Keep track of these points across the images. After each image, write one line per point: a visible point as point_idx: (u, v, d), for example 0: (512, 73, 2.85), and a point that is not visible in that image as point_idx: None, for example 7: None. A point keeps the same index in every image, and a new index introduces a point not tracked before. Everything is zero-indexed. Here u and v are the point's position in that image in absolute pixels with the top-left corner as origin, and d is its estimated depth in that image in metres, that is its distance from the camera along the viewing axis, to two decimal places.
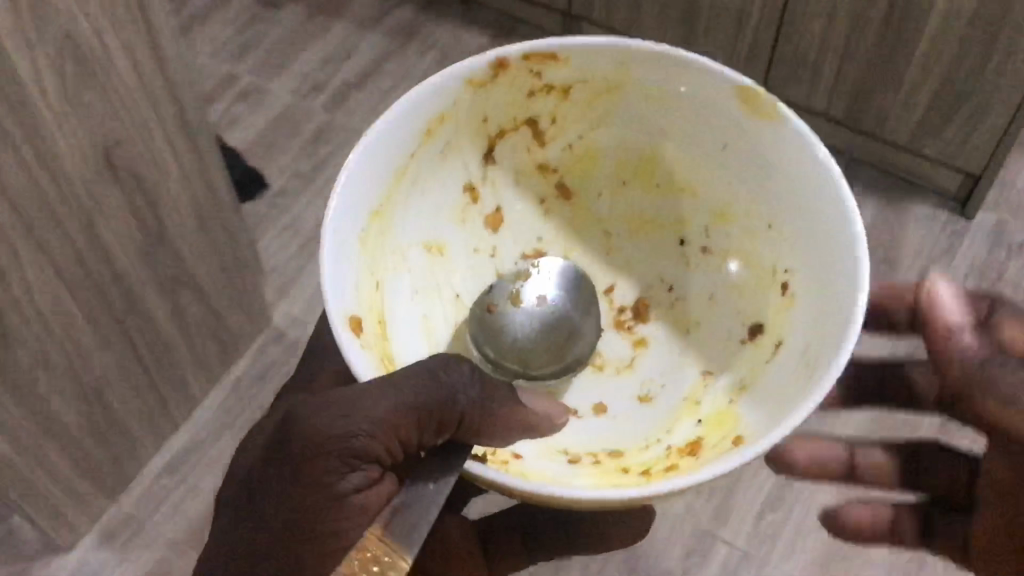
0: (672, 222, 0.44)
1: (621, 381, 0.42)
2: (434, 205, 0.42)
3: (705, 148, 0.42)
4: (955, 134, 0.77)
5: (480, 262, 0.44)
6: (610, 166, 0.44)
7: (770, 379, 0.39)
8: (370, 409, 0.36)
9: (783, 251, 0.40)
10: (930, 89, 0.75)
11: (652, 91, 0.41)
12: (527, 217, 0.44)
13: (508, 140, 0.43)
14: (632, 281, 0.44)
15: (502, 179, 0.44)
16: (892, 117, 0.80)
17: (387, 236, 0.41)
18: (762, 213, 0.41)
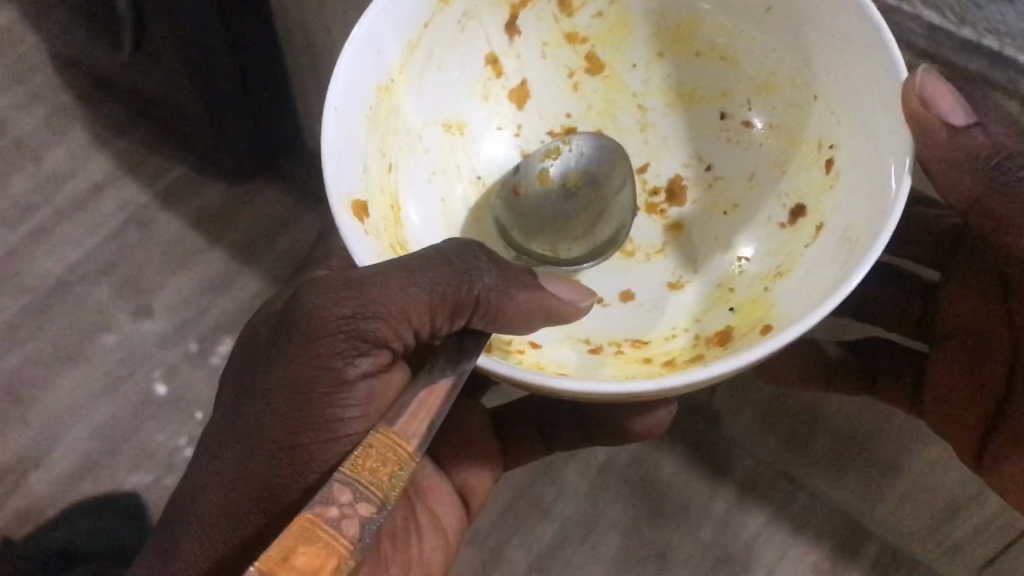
0: (713, 96, 0.41)
1: (653, 269, 0.40)
2: (452, 83, 0.40)
3: (743, 10, 0.38)
4: None
5: (504, 140, 0.42)
6: (646, 35, 0.41)
7: (808, 266, 0.35)
8: (385, 296, 0.30)
9: (828, 122, 0.37)
10: None
11: None
12: (554, 90, 0.42)
13: (533, 7, 0.40)
14: (665, 164, 0.42)
15: (529, 51, 0.41)
16: None
17: (399, 115, 0.39)
18: (807, 79, 0.37)
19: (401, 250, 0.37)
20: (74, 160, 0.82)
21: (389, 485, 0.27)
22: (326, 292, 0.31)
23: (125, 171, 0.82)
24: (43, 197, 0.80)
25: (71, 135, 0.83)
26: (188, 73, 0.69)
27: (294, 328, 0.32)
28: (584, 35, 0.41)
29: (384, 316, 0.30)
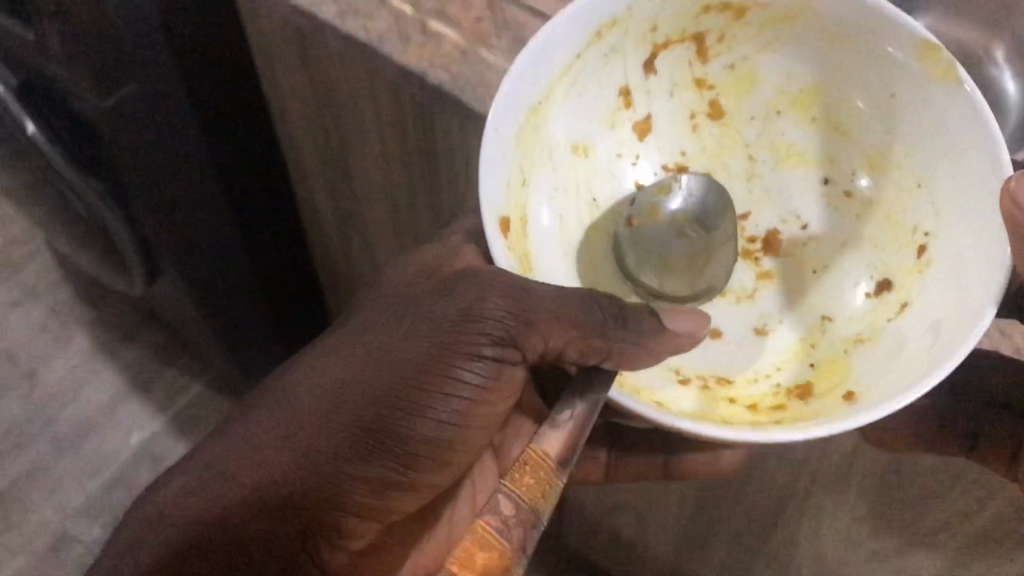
0: (819, 160, 0.45)
1: (740, 313, 0.44)
2: (588, 108, 0.43)
3: (865, 91, 0.42)
4: None
5: (620, 168, 0.45)
6: (770, 92, 0.44)
7: (893, 340, 0.39)
8: (542, 313, 0.33)
9: (926, 209, 0.40)
10: None
11: (829, 26, 0.41)
12: (674, 128, 0.45)
13: (672, 51, 0.43)
14: (765, 214, 0.45)
15: (659, 89, 0.45)
16: None
17: (540, 134, 0.41)
18: (916, 167, 0.41)
19: (526, 264, 0.40)
20: (74, 377, 0.97)
21: (540, 501, 0.31)
22: (497, 288, 0.34)
23: (127, 394, 0.97)
24: (38, 429, 0.94)
25: (74, 343, 0.99)
26: (182, 253, 0.65)
27: (463, 289, 0.35)
28: (712, 83, 0.45)
29: (527, 327, 0.33)
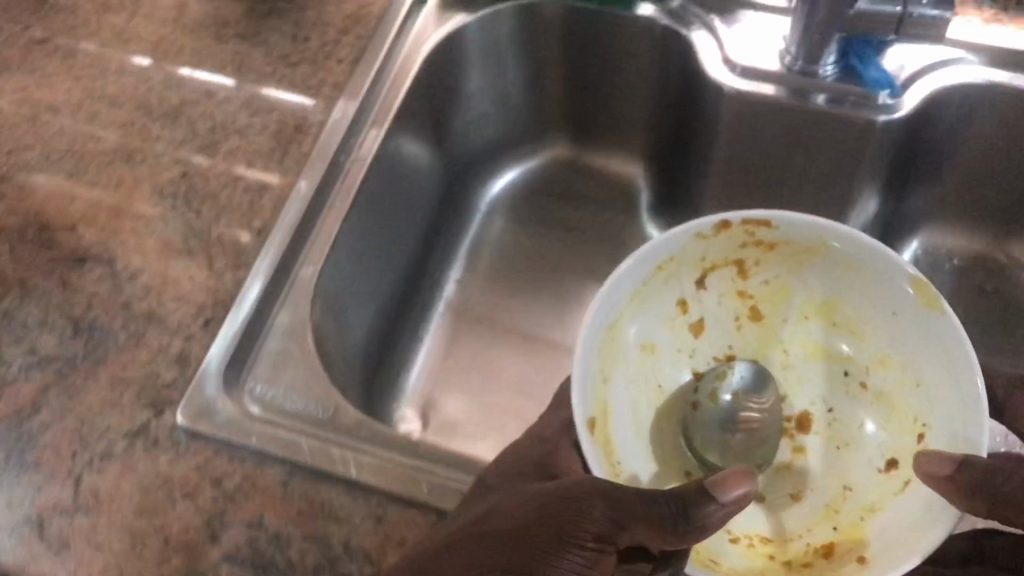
0: (840, 355, 0.55)
1: (776, 480, 0.54)
2: (653, 319, 0.55)
3: (875, 306, 0.52)
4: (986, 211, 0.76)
5: (680, 358, 0.57)
6: (798, 300, 0.55)
7: (897, 507, 0.48)
8: (633, 512, 0.44)
9: (921, 406, 0.50)
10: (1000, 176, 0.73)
11: (844, 261, 0.51)
12: (723, 328, 0.57)
13: (718, 269, 0.55)
14: (797, 399, 0.57)
15: (711, 297, 0.56)
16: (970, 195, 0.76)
17: (619, 340, 0.53)
18: (913, 370, 0.50)
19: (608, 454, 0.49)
20: None
21: None
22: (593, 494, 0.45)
23: None
24: None
25: None
26: None
27: (566, 498, 0.46)
28: (750, 293, 0.56)
29: (623, 524, 0.44)
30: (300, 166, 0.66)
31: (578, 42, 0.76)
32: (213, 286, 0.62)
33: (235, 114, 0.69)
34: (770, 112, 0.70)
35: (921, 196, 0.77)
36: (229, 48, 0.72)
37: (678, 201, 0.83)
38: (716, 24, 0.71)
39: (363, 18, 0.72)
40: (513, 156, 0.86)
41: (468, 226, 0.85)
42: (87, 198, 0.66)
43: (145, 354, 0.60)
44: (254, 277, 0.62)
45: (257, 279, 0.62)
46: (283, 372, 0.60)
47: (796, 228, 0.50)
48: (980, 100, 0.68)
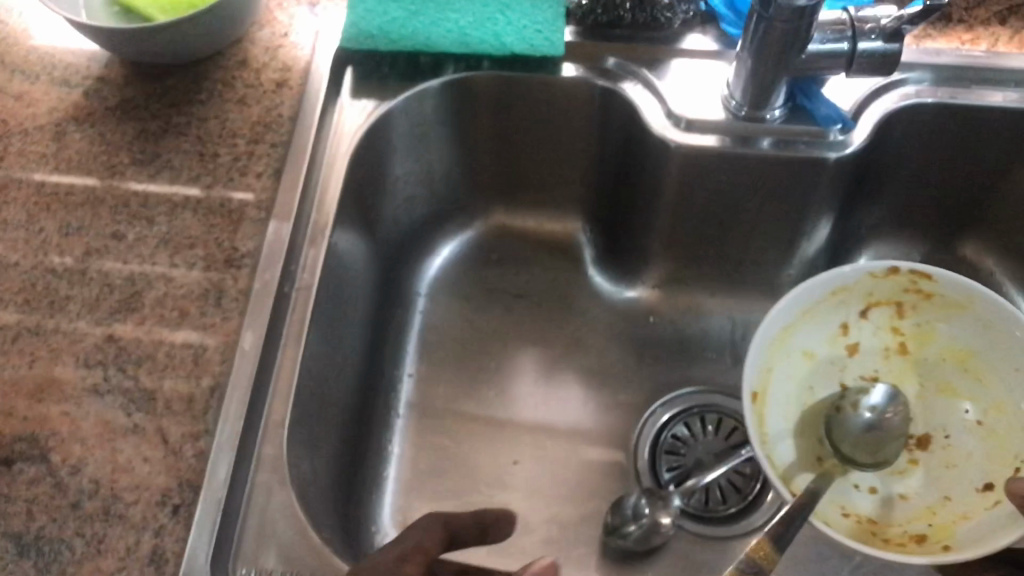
0: (970, 395, 0.56)
1: (885, 479, 0.56)
2: (822, 335, 0.57)
3: (1010, 358, 0.53)
4: (928, 214, 0.77)
5: (829, 368, 0.58)
6: (938, 345, 0.57)
7: (982, 519, 0.50)
8: None
9: (1020, 447, 0.52)
10: (944, 175, 0.73)
11: (990, 321, 0.53)
12: (873, 354, 0.59)
13: (879, 305, 0.57)
14: (920, 423, 0.57)
15: (866, 329, 0.58)
16: (911, 198, 0.75)
17: (790, 344, 0.56)
18: (1018, 409, 0.53)
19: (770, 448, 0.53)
20: None
21: None
22: None
23: None
24: None
25: None
26: None
27: None
28: (902, 329, 0.58)
29: None
30: (241, 307, 0.59)
31: (504, 108, 0.71)
32: (173, 465, 0.54)
33: (153, 256, 0.61)
34: (722, 162, 0.67)
35: (868, 211, 0.76)
36: (128, 180, 0.63)
37: (623, 250, 0.79)
38: (650, 77, 0.67)
39: (273, 123, 0.65)
40: (444, 229, 0.80)
41: (411, 313, 0.78)
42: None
43: (112, 560, 0.51)
44: (218, 452, 0.54)
45: (223, 455, 0.54)
46: (270, 552, 0.53)
47: (953, 285, 0.53)
48: (923, 116, 0.68)
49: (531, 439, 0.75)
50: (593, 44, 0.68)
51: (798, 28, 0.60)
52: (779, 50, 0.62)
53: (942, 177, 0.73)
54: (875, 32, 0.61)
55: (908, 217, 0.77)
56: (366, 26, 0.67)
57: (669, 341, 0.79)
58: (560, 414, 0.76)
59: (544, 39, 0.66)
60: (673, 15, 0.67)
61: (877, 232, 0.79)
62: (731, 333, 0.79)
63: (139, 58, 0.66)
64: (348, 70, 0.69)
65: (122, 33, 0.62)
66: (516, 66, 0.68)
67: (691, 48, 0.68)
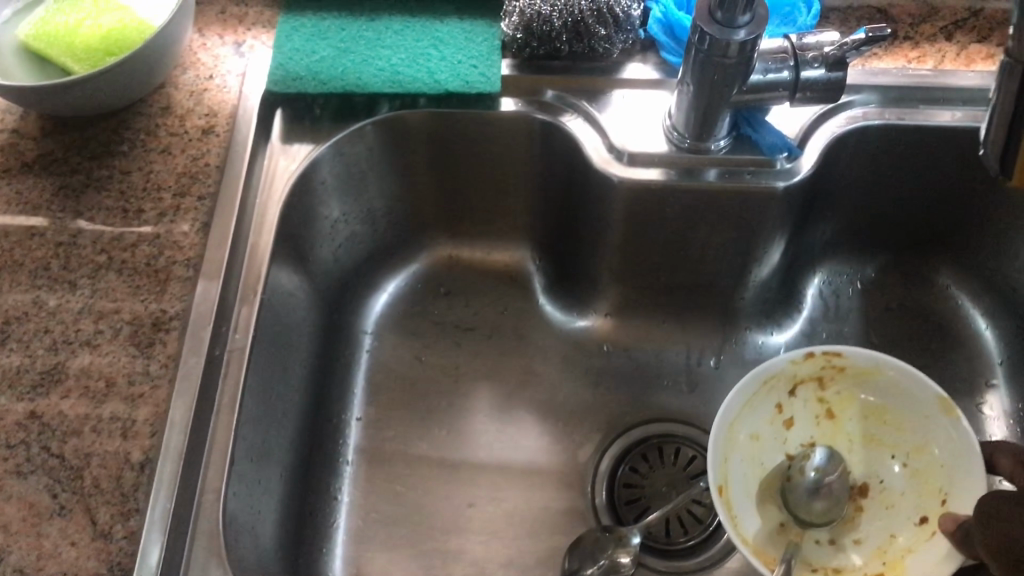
0: (893, 443, 0.62)
1: (843, 535, 0.61)
2: (764, 417, 0.63)
3: (916, 407, 0.60)
4: (884, 229, 0.75)
5: (772, 446, 0.64)
6: (858, 407, 0.63)
7: (925, 548, 0.57)
8: None
9: (942, 480, 0.58)
10: (898, 193, 0.71)
11: (896, 384, 0.61)
12: (807, 424, 0.65)
13: (805, 384, 0.63)
14: (858, 472, 0.63)
15: (798, 404, 0.64)
16: (865, 215, 0.74)
17: (736, 432, 0.61)
18: (932, 449, 0.60)
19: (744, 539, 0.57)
20: None
21: None
22: None
23: None
24: None
25: None
26: None
27: None
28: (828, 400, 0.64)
29: None
30: (171, 374, 0.56)
31: (442, 144, 0.69)
32: (102, 549, 0.51)
33: (77, 322, 0.58)
34: (667, 194, 0.65)
35: (821, 228, 0.74)
36: (48, 241, 0.60)
37: (573, 280, 0.77)
38: (591, 110, 0.66)
39: (200, 173, 0.63)
40: (388, 266, 0.78)
41: (357, 353, 0.76)
42: None
43: None
44: (150, 532, 0.52)
45: (154, 535, 0.52)
46: None
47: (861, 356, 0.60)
48: (872, 138, 0.66)
49: (484, 479, 0.72)
50: (530, 78, 0.66)
51: (740, 63, 0.58)
52: (721, 82, 0.59)
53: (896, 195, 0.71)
54: (818, 60, 0.58)
55: (866, 234, 0.76)
56: (294, 68, 0.65)
57: (623, 370, 0.77)
58: (513, 452, 0.73)
59: (478, 74, 0.65)
60: (611, 46, 0.66)
61: (836, 249, 0.77)
62: (687, 359, 0.77)
63: (56, 112, 0.63)
64: (277, 113, 0.67)
65: (36, 94, 0.60)
66: (451, 103, 0.65)
67: (631, 77, 0.67)
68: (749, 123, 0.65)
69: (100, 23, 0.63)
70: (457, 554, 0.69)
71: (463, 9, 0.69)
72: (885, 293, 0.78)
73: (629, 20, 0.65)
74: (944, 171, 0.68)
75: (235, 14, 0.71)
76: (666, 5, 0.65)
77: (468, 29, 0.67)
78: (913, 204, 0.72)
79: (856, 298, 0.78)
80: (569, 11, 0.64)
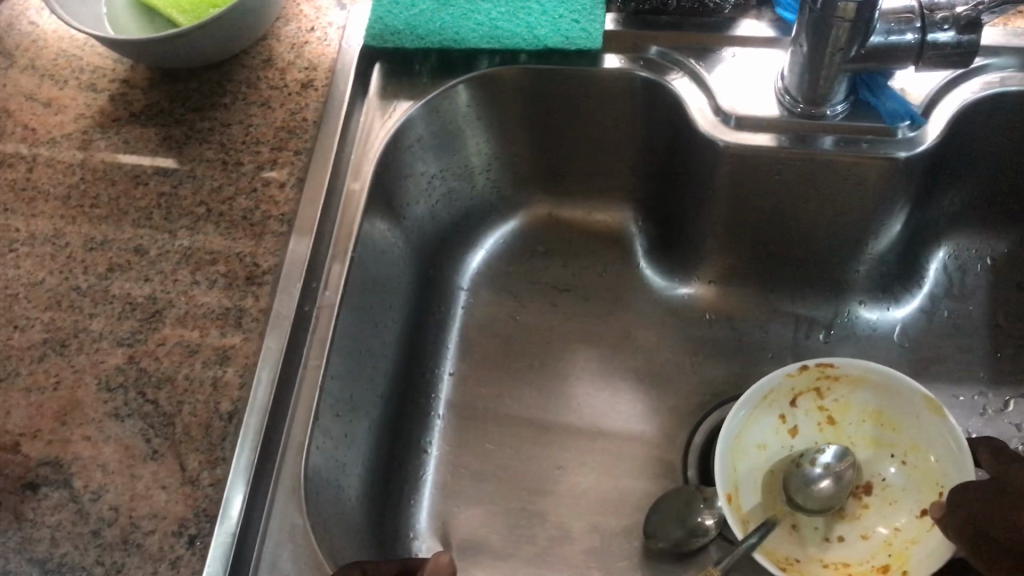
0: (886, 440, 0.67)
1: (848, 526, 0.66)
2: (767, 428, 0.68)
3: (901, 404, 0.66)
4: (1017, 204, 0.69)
5: (778, 453, 0.68)
6: (856, 412, 0.68)
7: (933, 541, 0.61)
8: None
9: (939, 474, 0.64)
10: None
11: (884, 388, 0.66)
12: (810, 431, 0.69)
13: (804, 392, 0.69)
14: (865, 472, 0.67)
15: (800, 413, 0.69)
16: (996, 188, 0.68)
17: (741, 442, 0.67)
18: (929, 450, 0.64)
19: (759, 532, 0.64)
20: None
21: None
22: None
23: None
24: None
25: None
26: None
27: None
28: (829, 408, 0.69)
29: None
30: (261, 328, 0.57)
31: (542, 102, 0.67)
32: (189, 494, 0.53)
33: (175, 272, 0.59)
34: (773, 161, 0.61)
35: (947, 200, 0.69)
36: (151, 191, 0.62)
37: (677, 246, 0.74)
38: (698, 69, 0.62)
39: (297, 128, 0.63)
40: (487, 223, 0.77)
41: (453, 310, 0.75)
42: (24, 407, 0.57)
43: None
44: (235, 480, 0.53)
45: (239, 482, 0.53)
46: None
47: (849, 365, 0.66)
48: (1009, 105, 0.60)
49: (574, 443, 0.71)
50: (635, 33, 0.63)
51: (858, 25, 0.53)
52: (838, 45, 0.55)
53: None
54: (948, 22, 0.53)
55: (993, 207, 0.70)
56: (393, 21, 0.64)
57: (725, 340, 0.74)
58: (605, 417, 0.72)
59: (580, 29, 0.62)
60: (722, 1, 0.63)
61: (964, 222, 0.72)
62: (793, 332, 0.74)
63: (165, 64, 0.64)
64: (376, 66, 0.66)
65: (139, 49, 0.61)
66: (553, 60, 0.63)
67: (746, 34, 0.63)
68: (872, 90, 0.60)
69: None
70: (543, 515, 0.68)
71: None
72: (1018, 272, 0.72)
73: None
74: None
75: None
76: None
77: None
78: None
79: (984, 273, 0.72)
80: None
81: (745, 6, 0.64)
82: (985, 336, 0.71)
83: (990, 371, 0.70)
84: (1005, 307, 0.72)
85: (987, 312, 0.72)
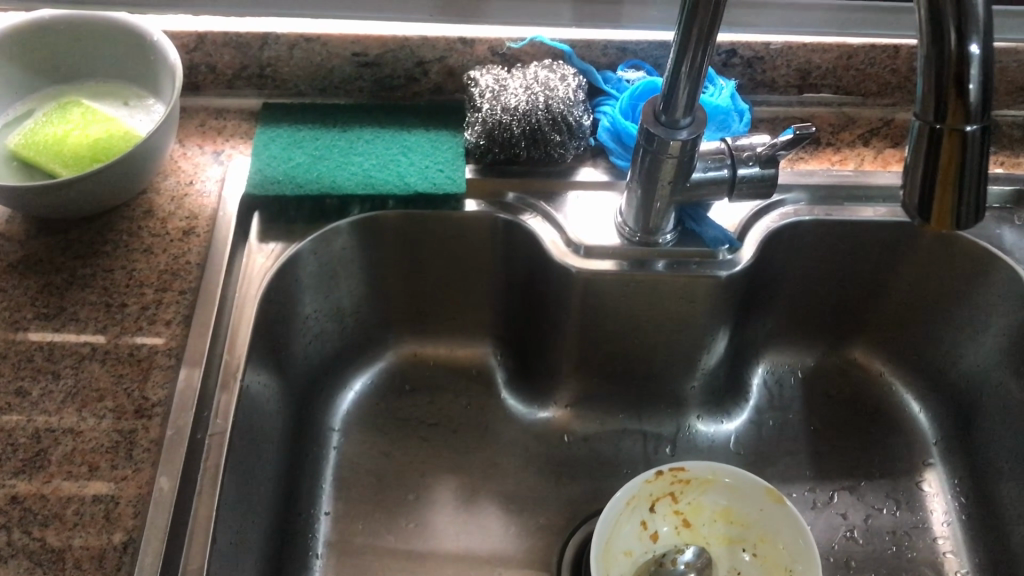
0: (737, 536, 0.74)
1: None
2: (629, 534, 0.73)
3: (749, 501, 0.73)
4: (819, 318, 0.82)
5: (642, 557, 0.73)
6: (707, 512, 0.75)
7: None
8: None
9: (787, 560, 0.71)
10: (828, 285, 0.78)
11: (732, 487, 0.73)
12: (668, 534, 0.75)
13: (660, 497, 0.74)
14: (721, 567, 0.74)
15: (658, 518, 0.75)
16: (799, 306, 0.80)
17: (610, 549, 0.72)
18: (776, 539, 0.72)
19: None
20: None
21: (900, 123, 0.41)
22: None
23: None
24: None
25: None
26: None
27: None
28: (682, 511, 0.75)
29: None
30: (153, 457, 0.58)
31: (409, 245, 0.74)
32: None
33: (60, 411, 0.59)
34: (618, 285, 0.70)
35: (761, 320, 0.80)
36: (32, 335, 0.63)
37: (535, 372, 0.82)
38: (548, 210, 0.71)
39: (181, 271, 0.66)
40: (353, 366, 0.81)
41: (325, 449, 0.78)
42: None
43: None
44: None
45: None
46: None
47: (700, 467, 0.73)
48: (804, 232, 0.72)
49: (453, 570, 0.73)
50: (492, 181, 0.72)
51: (682, 160, 0.63)
52: (667, 179, 0.65)
53: (826, 286, 0.78)
54: (752, 159, 0.65)
55: (798, 324, 0.82)
56: (271, 173, 0.70)
57: (584, 460, 0.79)
58: (482, 541, 0.74)
59: (445, 176, 0.70)
60: (564, 151, 0.72)
61: (774, 339, 0.83)
62: (644, 447, 0.80)
63: (47, 215, 0.66)
64: (254, 216, 0.71)
65: (25, 199, 0.63)
66: (420, 204, 0.71)
67: (584, 180, 0.73)
68: (694, 220, 0.71)
69: (88, 133, 0.68)
70: None
71: (428, 121, 0.75)
72: (823, 382, 0.83)
73: (581, 128, 0.72)
74: (866, 259, 0.75)
75: (214, 127, 0.76)
76: (613, 115, 0.72)
77: (434, 137, 0.73)
78: (841, 293, 0.79)
79: (798, 384, 0.83)
80: (528, 120, 0.70)
81: (582, 156, 0.74)
82: (805, 436, 0.80)
83: (814, 466, 0.79)
84: (817, 412, 0.82)
85: (805, 417, 0.82)
